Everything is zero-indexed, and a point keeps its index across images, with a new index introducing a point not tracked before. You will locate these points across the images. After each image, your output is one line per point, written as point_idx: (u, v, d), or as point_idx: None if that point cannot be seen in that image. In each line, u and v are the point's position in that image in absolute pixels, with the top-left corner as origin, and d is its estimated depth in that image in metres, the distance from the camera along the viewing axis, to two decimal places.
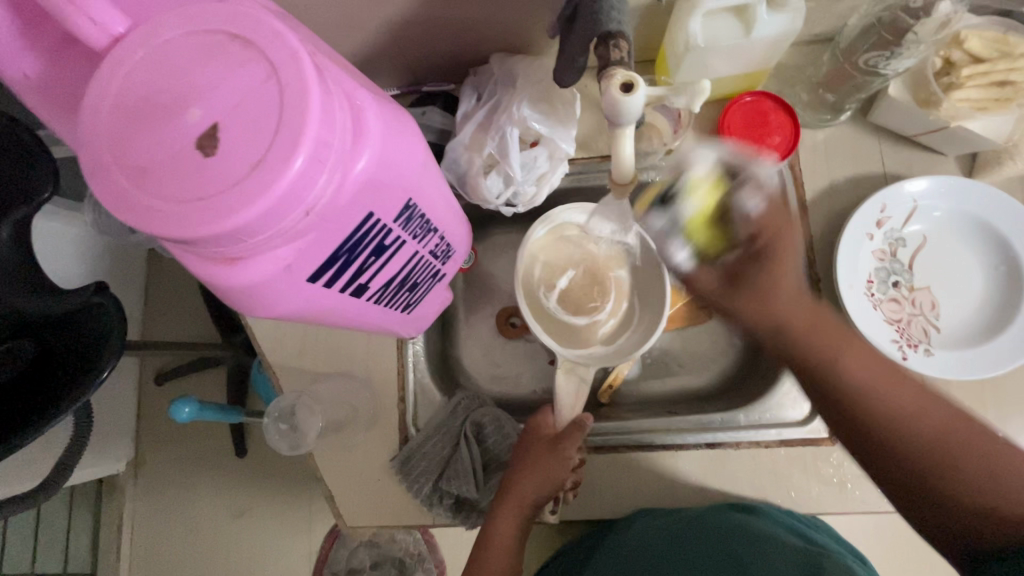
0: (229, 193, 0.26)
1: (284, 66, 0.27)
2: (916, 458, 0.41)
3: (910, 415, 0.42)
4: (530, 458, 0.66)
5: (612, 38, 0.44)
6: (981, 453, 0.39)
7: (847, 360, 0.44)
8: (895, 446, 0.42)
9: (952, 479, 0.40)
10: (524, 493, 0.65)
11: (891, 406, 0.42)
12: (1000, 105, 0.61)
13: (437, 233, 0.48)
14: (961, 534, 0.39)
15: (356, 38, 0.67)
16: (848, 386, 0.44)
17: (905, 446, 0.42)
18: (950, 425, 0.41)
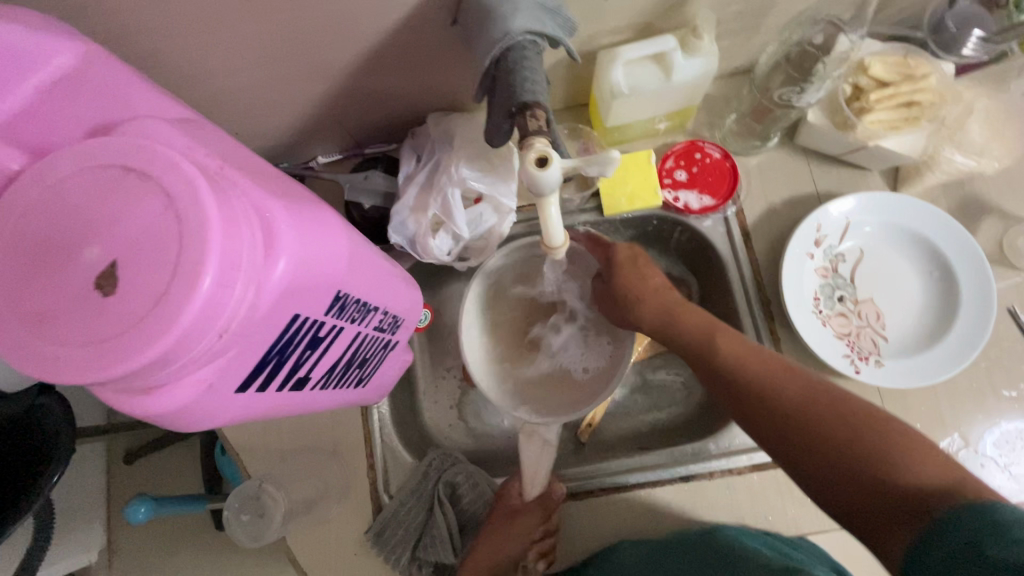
0: (130, 331, 0.26)
1: (181, 195, 0.27)
2: (786, 413, 0.47)
3: (776, 381, 0.49)
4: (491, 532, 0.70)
5: (529, 108, 0.45)
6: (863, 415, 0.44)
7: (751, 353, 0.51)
8: (773, 405, 0.48)
9: (820, 433, 0.44)
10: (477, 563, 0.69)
11: (763, 381, 0.49)
12: (909, 123, 0.65)
13: (379, 310, 0.48)
14: (855, 491, 0.41)
15: (290, 115, 0.67)
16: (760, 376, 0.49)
17: (781, 412, 0.47)
18: (820, 398, 0.46)
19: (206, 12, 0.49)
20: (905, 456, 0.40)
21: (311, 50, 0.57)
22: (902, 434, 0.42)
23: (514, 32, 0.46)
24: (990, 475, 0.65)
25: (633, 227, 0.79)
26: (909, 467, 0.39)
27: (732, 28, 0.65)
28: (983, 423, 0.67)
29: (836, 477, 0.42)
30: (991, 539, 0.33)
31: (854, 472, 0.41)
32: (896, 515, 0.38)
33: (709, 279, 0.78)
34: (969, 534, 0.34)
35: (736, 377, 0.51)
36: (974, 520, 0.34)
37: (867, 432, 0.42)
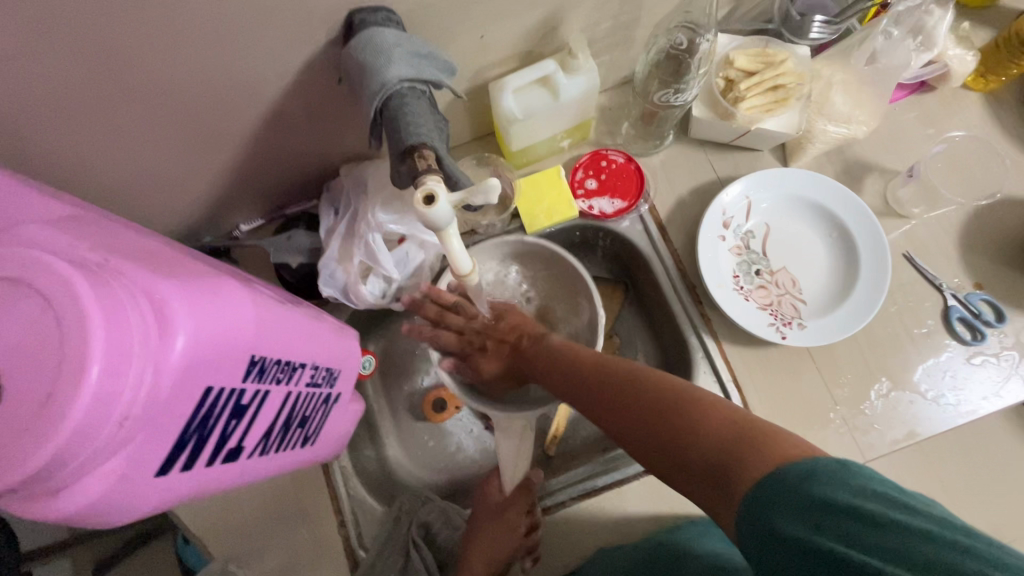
0: (20, 436, 0.26)
1: (57, 293, 0.28)
2: (611, 406, 0.49)
3: (614, 376, 0.51)
4: (478, 536, 0.69)
5: (415, 150, 0.47)
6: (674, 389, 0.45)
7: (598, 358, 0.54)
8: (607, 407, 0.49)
9: (637, 419, 0.46)
10: (476, 572, 0.68)
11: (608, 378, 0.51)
12: (780, 104, 0.71)
13: (307, 366, 0.48)
14: (677, 466, 0.42)
15: (200, 190, 0.68)
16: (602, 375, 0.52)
17: (617, 401, 0.48)
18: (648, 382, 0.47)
19: (88, 103, 0.50)
20: (704, 417, 0.41)
21: (207, 123, 0.58)
22: (697, 398, 0.43)
23: (390, 82, 0.48)
24: (919, 409, 0.71)
25: (559, 240, 0.82)
26: (707, 429, 0.40)
27: (607, 45, 0.70)
28: (906, 363, 0.72)
29: (660, 457, 0.43)
30: (797, 522, 0.33)
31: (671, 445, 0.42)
32: (707, 483, 0.39)
33: (639, 278, 0.82)
34: (776, 518, 0.34)
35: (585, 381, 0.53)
36: (777, 499, 0.34)
37: (675, 407, 0.43)
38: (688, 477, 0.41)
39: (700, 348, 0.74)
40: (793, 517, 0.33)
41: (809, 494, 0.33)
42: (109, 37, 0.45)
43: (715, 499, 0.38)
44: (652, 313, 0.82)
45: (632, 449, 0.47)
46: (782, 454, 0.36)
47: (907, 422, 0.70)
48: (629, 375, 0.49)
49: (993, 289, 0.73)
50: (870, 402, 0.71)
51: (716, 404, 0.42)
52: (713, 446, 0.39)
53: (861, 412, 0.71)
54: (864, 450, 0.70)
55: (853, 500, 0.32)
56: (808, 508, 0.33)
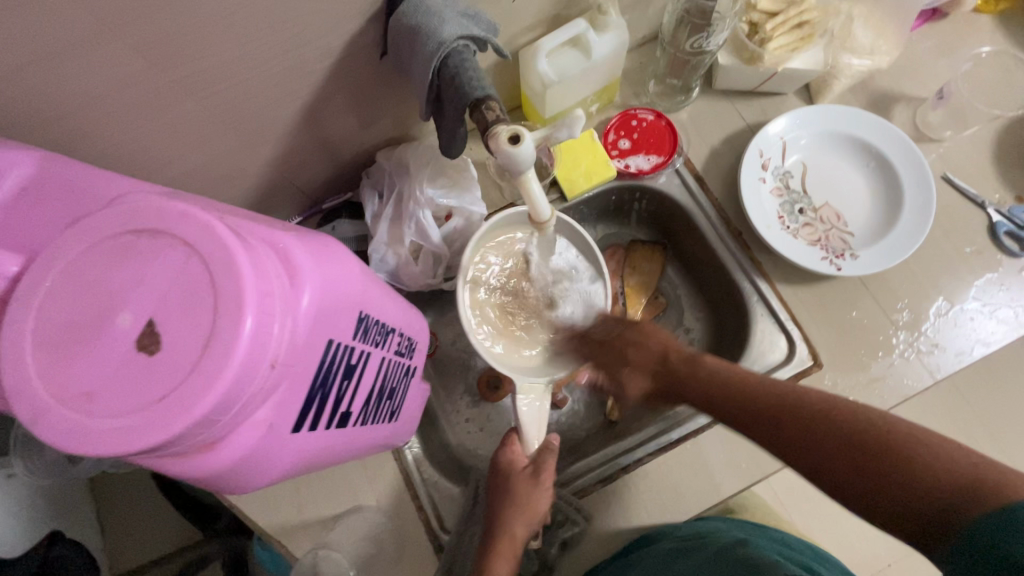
0: (186, 381, 0.26)
1: (200, 240, 0.27)
2: (787, 432, 0.43)
3: (785, 396, 0.45)
4: None
5: (482, 103, 0.48)
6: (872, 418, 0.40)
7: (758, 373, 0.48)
8: (778, 428, 0.44)
9: (820, 446, 0.41)
10: None
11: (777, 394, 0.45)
12: (805, 41, 0.72)
13: (395, 332, 0.48)
14: (879, 498, 0.38)
15: (244, 186, 0.67)
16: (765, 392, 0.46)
17: (798, 425, 0.43)
18: (833, 406, 0.42)
19: (143, 97, 0.50)
20: (928, 456, 0.37)
21: (253, 113, 0.58)
22: (912, 436, 0.38)
23: (448, 40, 0.48)
24: (979, 325, 0.71)
25: (597, 206, 0.82)
26: (933, 468, 0.36)
27: (630, 1, 0.71)
28: (959, 281, 0.73)
29: (852, 489, 0.39)
30: None
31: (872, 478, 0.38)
32: (925, 522, 0.36)
33: (680, 234, 0.82)
34: None
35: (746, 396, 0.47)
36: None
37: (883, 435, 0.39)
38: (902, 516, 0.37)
39: (755, 291, 0.74)
40: None
41: None
42: (166, 25, 0.45)
43: (931, 539, 0.36)
44: (698, 267, 0.82)
45: (809, 474, 0.42)
46: None
47: (969, 339, 0.71)
48: (807, 397, 0.44)
49: None
50: (930, 323, 0.71)
51: (941, 439, 0.38)
52: (947, 487, 0.35)
53: (923, 334, 0.71)
54: (931, 372, 0.70)
55: None
56: None
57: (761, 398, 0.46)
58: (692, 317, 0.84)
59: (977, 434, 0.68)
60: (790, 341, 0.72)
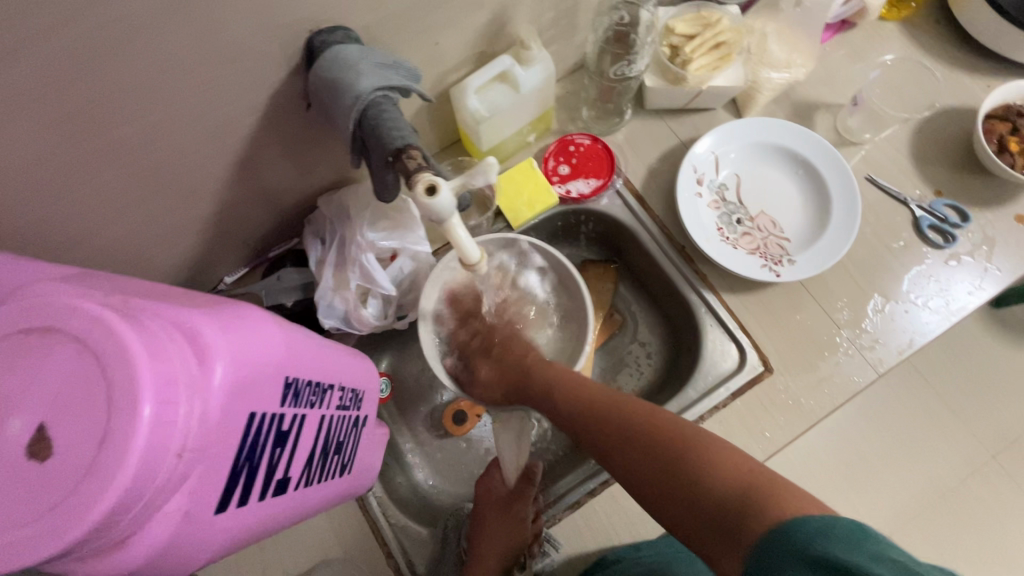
0: (82, 484, 0.25)
1: (91, 334, 0.27)
2: (620, 451, 0.52)
3: (625, 420, 0.53)
4: (487, 526, 0.71)
5: (404, 152, 0.48)
6: (685, 438, 0.48)
7: (609, 397, 0.56)
8: (617, 448, 0.52)
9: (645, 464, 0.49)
10: (489, 560, 0.69)
11: (616, 415, 0.54)
12: (724, 61, 0.75)
13: (335, 387, 0.48)
14: (682, 513, 0.45)
15: (180, 246, 0.66)
16: (609, 414, 0.54)
17: (631, 444, 0.51)
18: (658, 427, 0.50)
19: (56, 170, 0.49)
20: (714, 470, 0.45)
21: (179, 174, 0.57)
22: (704, 447, 0.47)
23: (365, 92, 0.49)
24: (915, 316, 0.74)
25: (544, 231, 0.84)
26: (715, 484, 0.44)
27: (554, 34, 0.73)
28: (892, 276, 0.76)
29: (667, 501, 0.47)
30: (827, 545, 0.36)
31: (677, 491, 0.46)
32: (708, 531, 0.43)
33: (629, 252, 0.84)
34: (804, 550, 0.37)
35: (595, 420, 0.55)
36: (792, 544, 0.37)
37: (687, 454, 0.47)
38: (704, 530, 0.44)
39: (703, 303, 0.76)
40: (828, 543, 0.36)
41: (830, 534, 0.36)
42: (72, 99, 0.45)
43: (715, 549, 0.43)
44: (649, 283, 0.84)
45: (638, 489, 0.50)
46: (796, 506, 0.39)
47: (907, 331, 0.74)
48: (639, 421, 0.52)
49: (952, 193, 0.78)
50: (869, 318, 0.74)
51: (729, 453, 0.46)
52: (719, 497, 0.43)
53: (863, 330, 0.74)
54: (875, 365, 0.72)
55: (877, 543, 0.36)
56: (837, 540, 0.36)
57: (604, 419, 0.54)
58: (648, 332, 0.85)
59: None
60: (740, 349, 0.74)
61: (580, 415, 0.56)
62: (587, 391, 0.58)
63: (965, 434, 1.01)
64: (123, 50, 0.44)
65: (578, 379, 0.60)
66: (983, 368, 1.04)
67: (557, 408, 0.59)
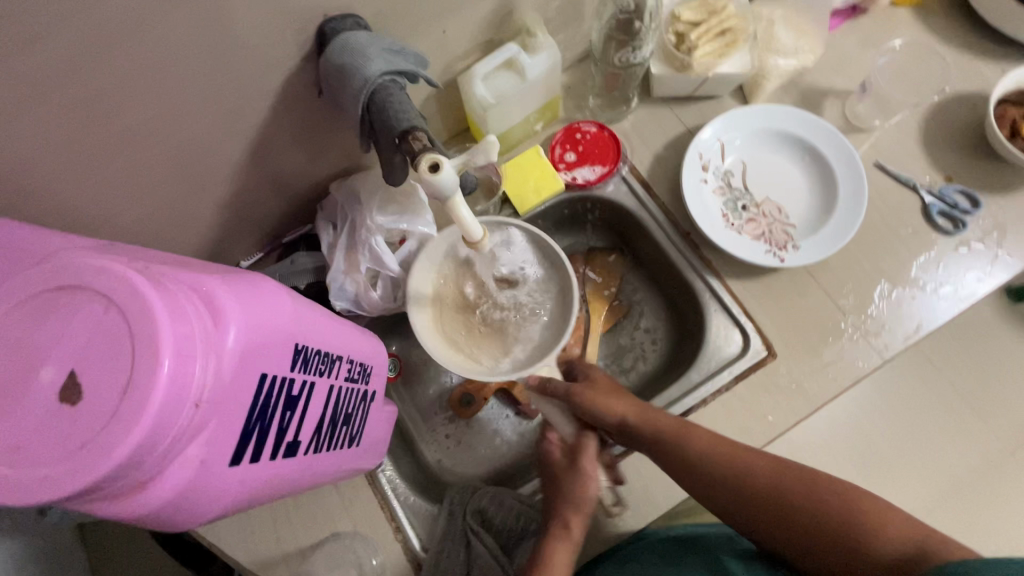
0: (107, 427, 0.27)
1: (115, 292, 0.29)
2: (747, 493, 0.55)
3: (743, 459, 0.57)
4: (559, 485, 0.64)
5: (410, 133, 0.49)
6: (809, 481, 0.54)
7: (706, 437, 0.59)
8: (741, 488, 0.56)
9: (800, 527, 0.52)
10: (569, 525, 0.61)
11: (731, 463, 0.57)
12: (730, 47, 0.76)
13: (343, 359, 0.50)
14: None
15: (200, 227, 0.69)
16: (728, 467, 0.57)
17: (768, 504, 0.54)
18: (783, 469, 0.56)
19: (85, 150, 0.52)
20: (875, 531, 0.49)
21: (199, 157, 0.60)
22: (844, 492, 0.52)
23: (373, 77, 0.51)
24: (922, 303, 0.74)
25: (550, 218, 0.85)
26: (882, 545, 0.48)
27: (560, 22, 0.74)
28: (899, 262, 0.75)
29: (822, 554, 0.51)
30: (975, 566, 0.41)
31: (845, 557, 0.49)
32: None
33: (634, 239, 0.85)
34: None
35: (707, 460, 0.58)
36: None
37: (839, 510, 0.51)
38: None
39: (707, 289, 0.77)
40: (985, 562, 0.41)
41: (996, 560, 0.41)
42: (97, 82, 0.47)
43: None
44: (654, 270, 0.85)
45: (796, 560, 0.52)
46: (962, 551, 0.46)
47: (913, 317, 0.73)
48: (764, 476, 0.55)
49: (963, 180, 0.78)
50: (875, 305, 0.74)
51: (854, 492, 0.52)
52: (888, 553, 0.48)
53: (869, 316, 0.74)
54: (880, 351, 0.72)
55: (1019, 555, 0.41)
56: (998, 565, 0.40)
57: (716, 463, 0.57)
58: (653, 318, 0.86)
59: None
60: (744, 334, 0.74)
61: (696, 465, 0.58)
62: (687, 433, 0.60)
63: (983, 430, 0.99)
64: (145, 34, 0.46)
65: (665, 418, 0.61)
66: (1003, 362, 1.01)
67: (662, 450, 0.60)
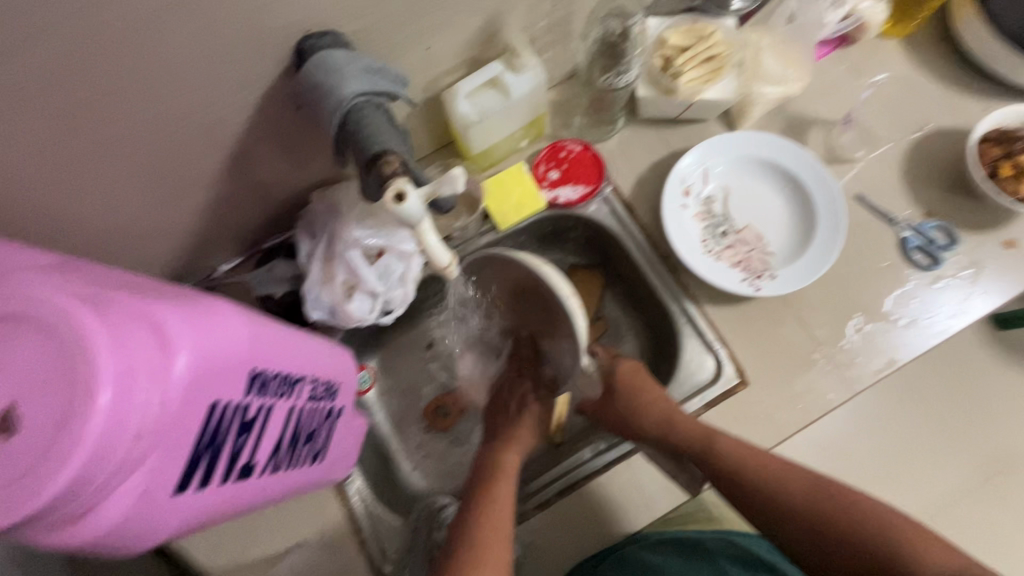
0: (43, 461, 0.27)
1: (59, 325, 0.29)
2: (774, 496, 0.61)
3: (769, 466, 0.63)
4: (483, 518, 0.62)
5: (381, 156, 0.50)
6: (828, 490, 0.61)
7: (735, 444, 0.65)
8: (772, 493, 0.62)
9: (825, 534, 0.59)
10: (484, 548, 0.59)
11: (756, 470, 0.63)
12: (716, 74, 0.76)
13: (306, 379, 0.50)
14: None
15: (178, 233, 0.69)
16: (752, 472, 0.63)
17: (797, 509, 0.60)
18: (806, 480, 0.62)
19: (60, 158, 0.52)
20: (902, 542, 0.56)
21: (177, 166, 0.60)
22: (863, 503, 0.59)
23: (348, 97, 0.51)
24: (895, 337, 0.74)
25: (532, 234, 0.85)
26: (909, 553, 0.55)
27: (547, 41, 0.74)
28: (875, 295, 0.76)
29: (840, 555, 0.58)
30: None
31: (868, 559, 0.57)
32: None
33: (615, 259, 0.85)
34: None
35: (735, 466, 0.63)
36: None
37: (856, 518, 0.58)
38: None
39: (683, 314, 0.77)
40: None
41: None
42: (71, 92, 0.47)
43: None
44: (634, 290, 0.85)
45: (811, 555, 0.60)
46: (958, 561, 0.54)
47: (886, 351, 0.74)
48: (791, 483, 0.61)
49: (943, 215, 0.78)
50: (849, 337, 0.74)
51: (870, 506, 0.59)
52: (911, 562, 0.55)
53: (843, 348, 0.74)
54: (851, 383, 0.73)
55: None
56: None
57: (743, 469, 0.63)
58: (631, 338, 0.87)
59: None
60: (717, 361, 0.75)
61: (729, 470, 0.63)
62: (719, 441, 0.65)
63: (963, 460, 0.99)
64: (120, 47, 0.46)
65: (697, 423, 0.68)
66: (985, 395, 1.00)
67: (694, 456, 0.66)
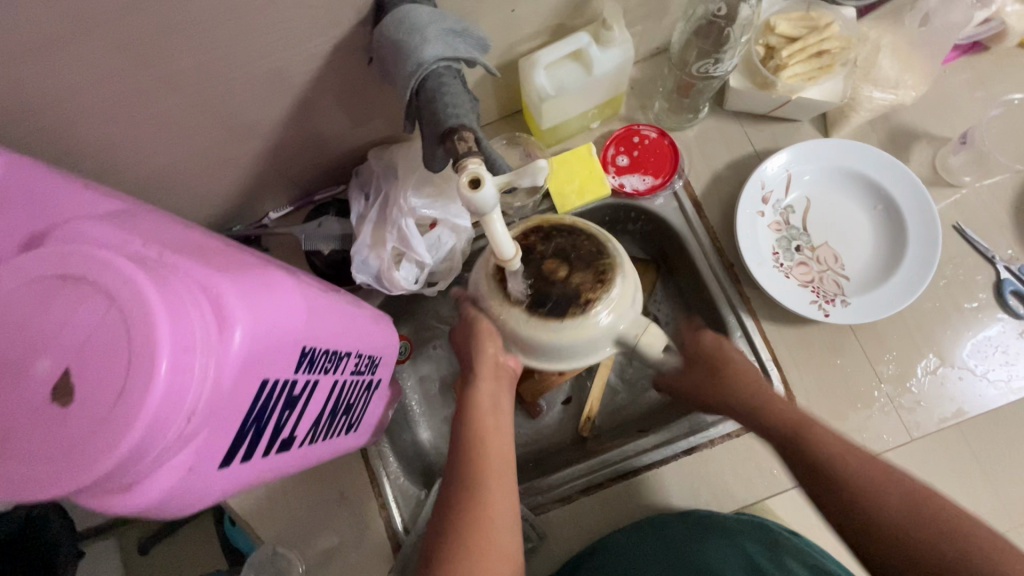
0: (96, 434, 0.26)
1: (120, 291, 0.28)
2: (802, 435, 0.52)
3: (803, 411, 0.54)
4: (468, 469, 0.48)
5: (456, 132, 0.46)
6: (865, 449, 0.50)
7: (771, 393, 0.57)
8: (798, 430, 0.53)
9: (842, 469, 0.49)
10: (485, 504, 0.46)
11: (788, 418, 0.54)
12: (823, 71, 0.68)
13: (352, 353, 0.49)
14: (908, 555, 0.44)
15: (232, 175, 0.67)
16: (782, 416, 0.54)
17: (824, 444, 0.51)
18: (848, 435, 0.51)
19: (121, 89, 0.49)
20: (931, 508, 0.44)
21: (238, 108, 0.57)
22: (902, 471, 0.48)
23: (426, 61, 0.47)
24: (968, 386, 0.69)
25: (589, 221, 0.80)
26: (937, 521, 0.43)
27: (641, 14, 0.67)
28: (954, 337, 0.70)
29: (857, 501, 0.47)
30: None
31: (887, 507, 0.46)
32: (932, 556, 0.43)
33: (674, 258, 0.80)
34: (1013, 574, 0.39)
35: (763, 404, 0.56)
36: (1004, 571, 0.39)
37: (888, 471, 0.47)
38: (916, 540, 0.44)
39: (739, 327, 0.72)
40: None
41: None
42: (141, 24, 0.44)
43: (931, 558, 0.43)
44: (687, 294, 0.80)
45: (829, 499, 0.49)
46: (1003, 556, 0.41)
47: (955, 399, 0.68)
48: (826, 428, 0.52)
49: None
50: (917, 379, 0.69)
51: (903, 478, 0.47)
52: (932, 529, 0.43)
53: (907, 389, 0.69)
54: (910, 428, 0.68)
55: None
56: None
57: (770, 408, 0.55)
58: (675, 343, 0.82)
59: (972, 483, 0.66)
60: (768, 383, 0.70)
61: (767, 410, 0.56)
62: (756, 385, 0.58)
63: None
64: None
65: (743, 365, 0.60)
66: None
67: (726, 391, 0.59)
